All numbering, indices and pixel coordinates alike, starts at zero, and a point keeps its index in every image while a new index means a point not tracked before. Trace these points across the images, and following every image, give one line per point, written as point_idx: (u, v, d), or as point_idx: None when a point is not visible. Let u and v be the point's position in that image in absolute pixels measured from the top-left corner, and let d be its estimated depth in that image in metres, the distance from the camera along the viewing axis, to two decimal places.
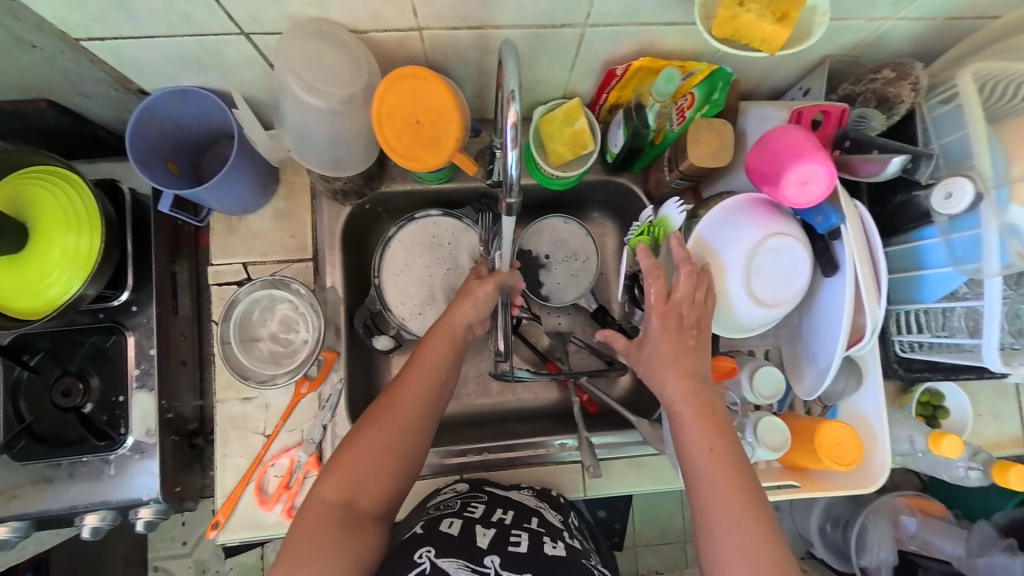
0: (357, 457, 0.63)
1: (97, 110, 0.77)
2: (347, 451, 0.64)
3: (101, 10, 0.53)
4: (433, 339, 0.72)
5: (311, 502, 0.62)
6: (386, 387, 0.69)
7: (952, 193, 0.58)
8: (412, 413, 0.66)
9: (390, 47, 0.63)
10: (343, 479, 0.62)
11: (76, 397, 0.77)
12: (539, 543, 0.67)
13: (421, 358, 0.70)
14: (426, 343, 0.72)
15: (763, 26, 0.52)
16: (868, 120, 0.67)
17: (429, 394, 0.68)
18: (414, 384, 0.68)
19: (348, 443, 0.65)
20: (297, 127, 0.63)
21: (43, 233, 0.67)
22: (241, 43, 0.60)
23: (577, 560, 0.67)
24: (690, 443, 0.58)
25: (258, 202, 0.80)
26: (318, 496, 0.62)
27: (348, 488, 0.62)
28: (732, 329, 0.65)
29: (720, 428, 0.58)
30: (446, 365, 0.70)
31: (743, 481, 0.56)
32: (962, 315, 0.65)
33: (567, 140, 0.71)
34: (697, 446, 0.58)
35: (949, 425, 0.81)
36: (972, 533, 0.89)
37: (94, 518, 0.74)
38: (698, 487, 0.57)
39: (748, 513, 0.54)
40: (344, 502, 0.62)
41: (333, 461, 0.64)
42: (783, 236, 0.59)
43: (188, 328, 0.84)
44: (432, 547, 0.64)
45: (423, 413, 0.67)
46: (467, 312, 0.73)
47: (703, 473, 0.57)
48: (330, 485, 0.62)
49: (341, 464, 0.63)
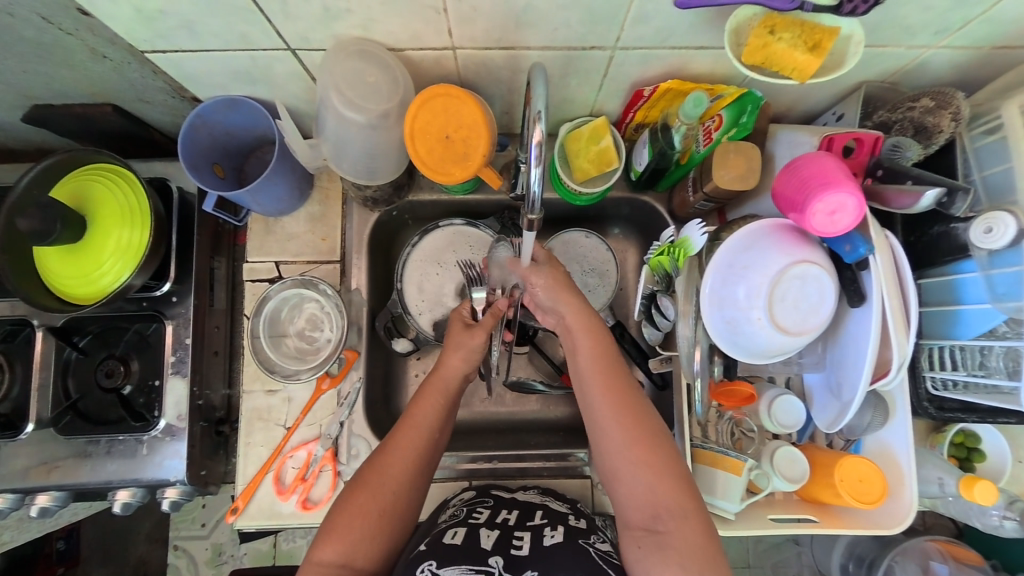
0: (353, 520, 0.61)
1: (155, 115, 0.83)
2: (342, 516, 0.62)
3: (167, 27, 0.58)
4: (422, 402, 0.69)
5: (309, 564, 0.60)
6: (375, 448, 0.67)
7: (993, 228, 0.56)
8: (403, 474, 0.65)
9: (425, 65, 0.66)
10: (343, 540, 0.60)
11: (118, 378, 0.82)
12: (539, 538, 0.67)
13: (410, 418, 0.68)
14: (418, 402, 0.69)
15: (795, 55, 0.53)
16: (902, 149, 0.66)
17: (422, 455, 0.66)
18: (406, 446, 0.66)
19: (341, 507, 0.63)
20: (336, 139, 0.67)
21: (101, 226, 0.73)
22: (288, 59, 0.64)
23: (575, 542, 0.66)
24: (587, 386, 0.66)
25: (294, 205, 0.85)
26: (316, 557, 0.60)
27: (347, 549, 0.60)
28: (750, 355, 0.63)
29: (618, 369, 0.66)
30: (438, 424, 0.68)
31: (643, 416, 0.64)
32: (1001, 355, 0.62)
33: (593, 158, 0.74)
34: (596, 386, 0.65)
35: (982, 470, 0.77)
36: None
37: (126, 494, 0.79)
38: (599, 427, 0.65)
39: (648, 443, 0.62)
40: (342, 564, 0.60)
41: (329, 523, 0.62)
42: (810, 264, 0.58)
43: (222, 320, 0.89)
44: (434, 560, 0.63)
45: (414, 474, 0.65)
46: (457, 365, 0.71)
47: (604, 411, 0.64)
48: (327, 546, 0.60)
49: (337, 526, 0.61)
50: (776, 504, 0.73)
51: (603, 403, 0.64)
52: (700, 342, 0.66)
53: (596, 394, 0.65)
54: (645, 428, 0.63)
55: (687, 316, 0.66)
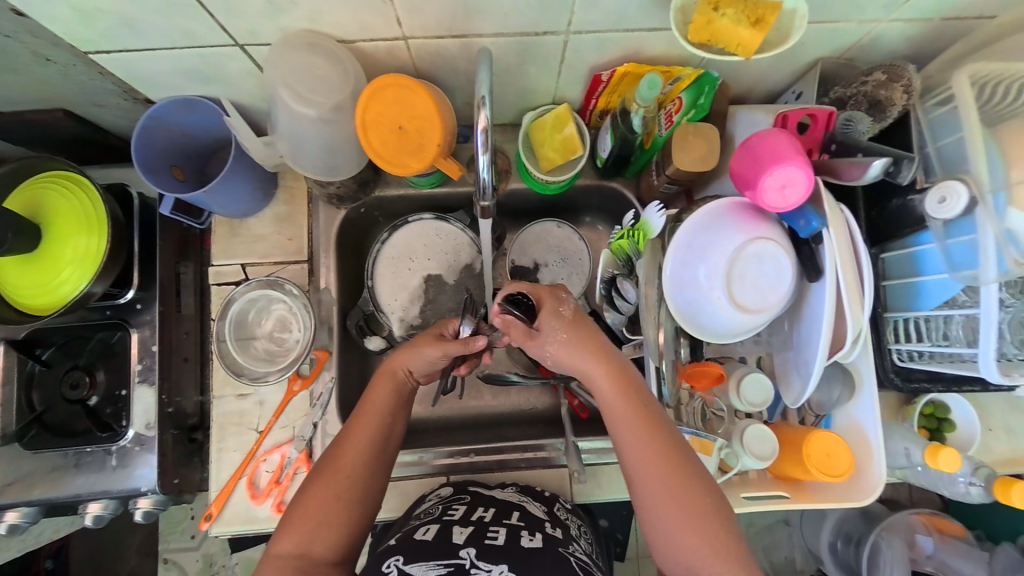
0: (309, 510, 0.61)
1: (110, 119, 0.81)
2: (299, 507, 0.61)
3: (109, 27, 0.57)
4: (375, 391, 0.69)
5: (269, 557, 0.59)
6: (332, 439, 0.67)
7: (946, 198, 0.56)
8: (360, 460, 0.64)
9: (378, 57, 0.65)
10: (301, 529, 0.60)
11: (83, 389, 0.81)
12: (517, 537, 0.67)
13: (365, 409, 0.68)
14: (371, 393, 0.69)
15: (739, 31, 0.52)
16: (855, 124, 0.64)
17: (377, 441, 0.66)
18: (360, 432, 0.66)
19: (299, 498, 0.62)
20: (291, 136, 0.66)
21: (58, 234, 0.71)
22: (238, 55, 0.63)
23: (555, 549, 0.66)
24: (614, 424, 0.62)
25: (258, 205, 0.83)
26: (275, 550, 0.59)
27: (304, 539, 0.59)
28: (713, 335, 0.64)
29: (651, 420, 0.60)
30: (391, 410, 0.68)
31: (684, 478, 0.58)
32: (961, 324, 0.62)
33: (558, 146, 0.73)
34: (628, 439, 0.61)
35: (953, 439, 0.78)
36: (994, 557, 0.85)
37: (97, 507, 0.77)
38: (635, 482, 0.61)
39: (688, 506, 0.57)
40: (300, 555, 0.59)
41: (287, 517, 0.62)
42: (765, 242, 0.58)
43: (191, 327, 0.87)
44: (401, 556, 0.63)
45: (372, 460, 0.65)
46: (411, 359, 0.70)
47: (639, 467, 0.60)
48: (286, 538, 0.59)
49: (295, 517, 0.61)
50: (750, 483, 0.74)
51: (637, 461, 0.60)
52: (664, 324, 0.66)
53: (628, 449, 0.61)
54: (682, 487, 0.58)
55: (649, 300, 0.66)
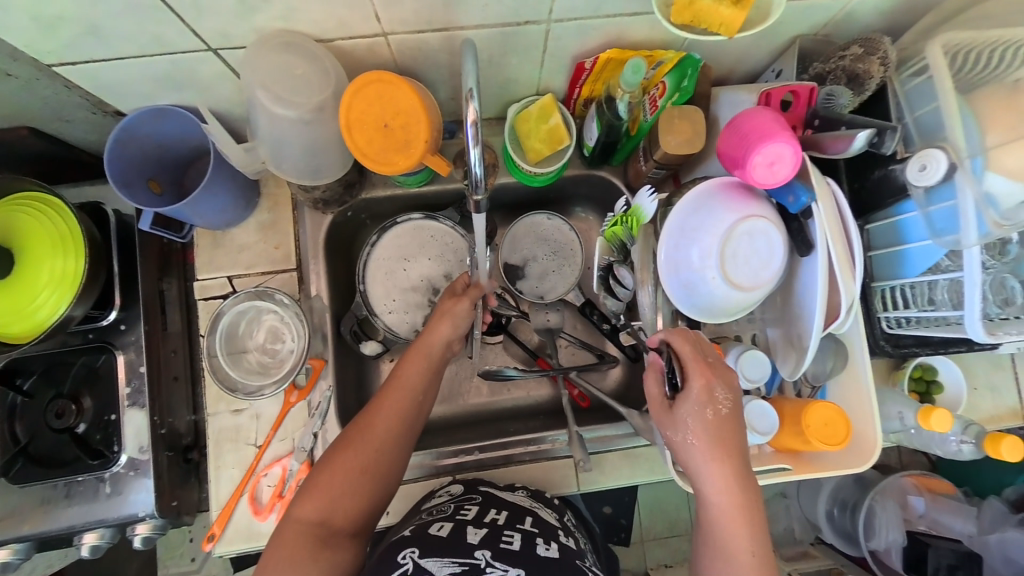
0: (333, 478, 0.64)
1: (79, 134, 0.78)
2: (324, 473, 0.65)
3: (72, 36, 0.55)
4: (408, 365, 0.72)
5: (290, 521, 0.63)
6: (363, 408, 0.70)
7: (926, 165, 0.58)
8: (385, 433, 0.67)
9: (358, 55, 0.64)
10: (322, 497, 0.63)
11: (69, 418, 0.78)
12: (532, 544, 0.66)
13: (398, 383, 0.70)
14: (402, 367, 0.72)
15: (720, 10, 0.52)
16: (837, 97, 0.67)
17: (405, 416, 0.69)
18: (389, 407, 0.69)
19: (323, 465, 0.66)
20: (272, 140, 0.64)
21: (30, 258, 0.68)
22: (211, 59, 0.61)
23: (571, 560, 0.65)
24: (717, 508, 0.57)
25: (241, 215, 0.81)
26: (296, 515, 0.63)
27: (326, 507, 0.63)
28: (711, 316, 0.64)
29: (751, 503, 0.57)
30: (424, 387, 0.71)
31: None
32: (945, 288, 0.65)
33: (544, 136, 0.72)
34: (727, 524, 0.57)
35: (942, 400, 0.81)
36: (982, 510, 0.89)
37: (93, 537, 0.75)
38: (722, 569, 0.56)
39: None
40: (320, 521, 0.62)
41: (309, 483, 0.65)
42: (756, 219, 0.59)
43: (179, 344, 0.85)
44: (417, 547, 0.64)
45: (399, 434, 0.68)
46: (445, 331, 0.73)
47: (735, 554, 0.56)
48: (307, 504, 0.63)
49: (319, 483, 0.64)
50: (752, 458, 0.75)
51: (736, 548, 0.56)
52: (661, 308, 0.68)
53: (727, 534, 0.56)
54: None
55: (646, 283, 0.67)
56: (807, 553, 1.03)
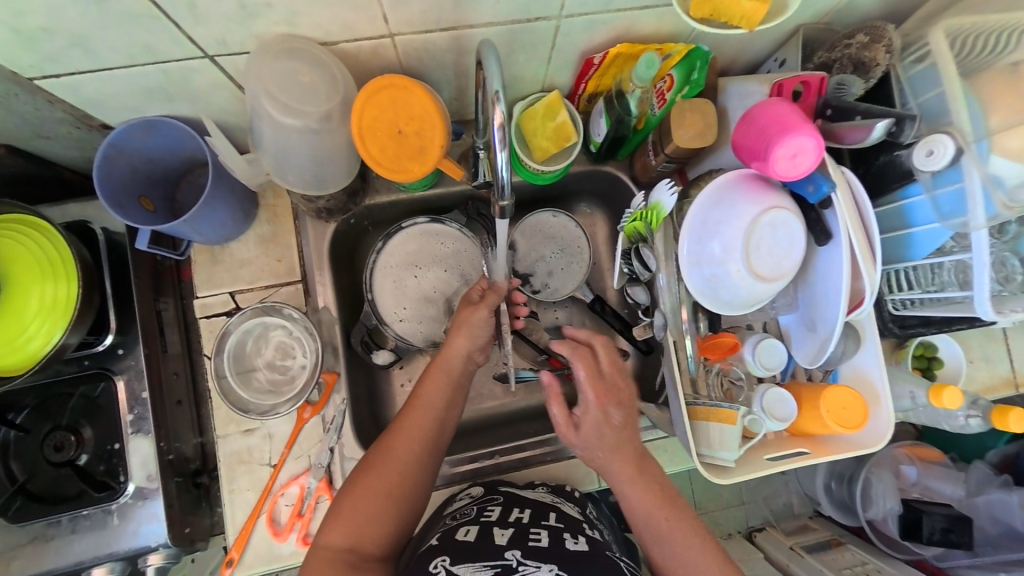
0: (360, 503, 0.63)
1: (60, 150, 0.74)
2: (348, 498, 0.63)
3: (56, 48, 0.51)
4: (428, 383, 0.70)
5: (317, 550, 0.61)
6: (384, 431, 0.68)
7: (934, 150, 0.59)
8: (409, 454, 0.66)
9: (362, 57, 0.61)
10: (349, 523, 0.62)
11: (70, 450, 0.74)
12: (561, 540, 0.66)
13: (418, 402, 0.69)
14: (422, 386, 0.70)
15: (741, 3, 0.52)
16: (847, 86, 0.68)
17: (428, 434, 0.68)
18: (412, 428, 0.67)
19: (348, 491, 0.64)
20: (275, 150, 0.62)
21: (17, 285, 0.64)
22: (207, 67, 0.58)
23: (602, 553, 0.65)
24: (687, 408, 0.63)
25: (240, 228, 0.78)
26: (324, 543, 0.61)
27: (355, 533, 0.61)
28: (735, 308, 0.65)
29: None
30: (445, 403, 0.70)
31: None
32: (952, 269, 0.66)
33: (550, 134, 0.72)
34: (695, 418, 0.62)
35: (942, 375, 0.84)
36: (969, 473, 0.92)
37: (102, 571, 0.71)
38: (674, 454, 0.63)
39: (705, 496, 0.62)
40: (351, 549, 0.61)
41: (336, 509, 0.63)
42: (778, 210, 0.59)
43: (180, 366, 0.82)
44: (447, 556, 0.62)
45: (423, 454, 0.67)
46: (462, 344, 0.71)
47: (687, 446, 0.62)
48: (334, 531, 0.61)
49: (344, 509, 0.63)
50: (769, 444, 0.76)
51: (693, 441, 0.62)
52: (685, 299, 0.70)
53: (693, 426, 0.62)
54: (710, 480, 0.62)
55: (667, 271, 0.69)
56: (807, 525, 1.03)
